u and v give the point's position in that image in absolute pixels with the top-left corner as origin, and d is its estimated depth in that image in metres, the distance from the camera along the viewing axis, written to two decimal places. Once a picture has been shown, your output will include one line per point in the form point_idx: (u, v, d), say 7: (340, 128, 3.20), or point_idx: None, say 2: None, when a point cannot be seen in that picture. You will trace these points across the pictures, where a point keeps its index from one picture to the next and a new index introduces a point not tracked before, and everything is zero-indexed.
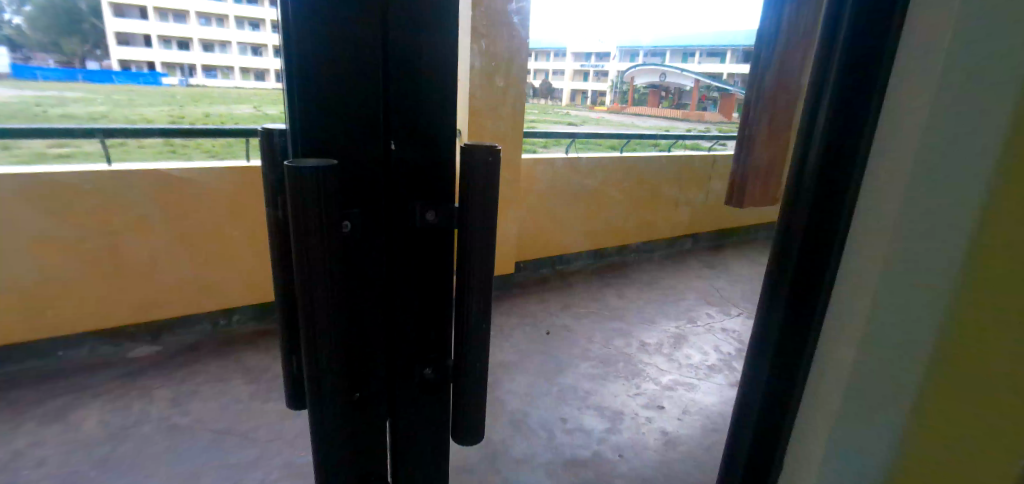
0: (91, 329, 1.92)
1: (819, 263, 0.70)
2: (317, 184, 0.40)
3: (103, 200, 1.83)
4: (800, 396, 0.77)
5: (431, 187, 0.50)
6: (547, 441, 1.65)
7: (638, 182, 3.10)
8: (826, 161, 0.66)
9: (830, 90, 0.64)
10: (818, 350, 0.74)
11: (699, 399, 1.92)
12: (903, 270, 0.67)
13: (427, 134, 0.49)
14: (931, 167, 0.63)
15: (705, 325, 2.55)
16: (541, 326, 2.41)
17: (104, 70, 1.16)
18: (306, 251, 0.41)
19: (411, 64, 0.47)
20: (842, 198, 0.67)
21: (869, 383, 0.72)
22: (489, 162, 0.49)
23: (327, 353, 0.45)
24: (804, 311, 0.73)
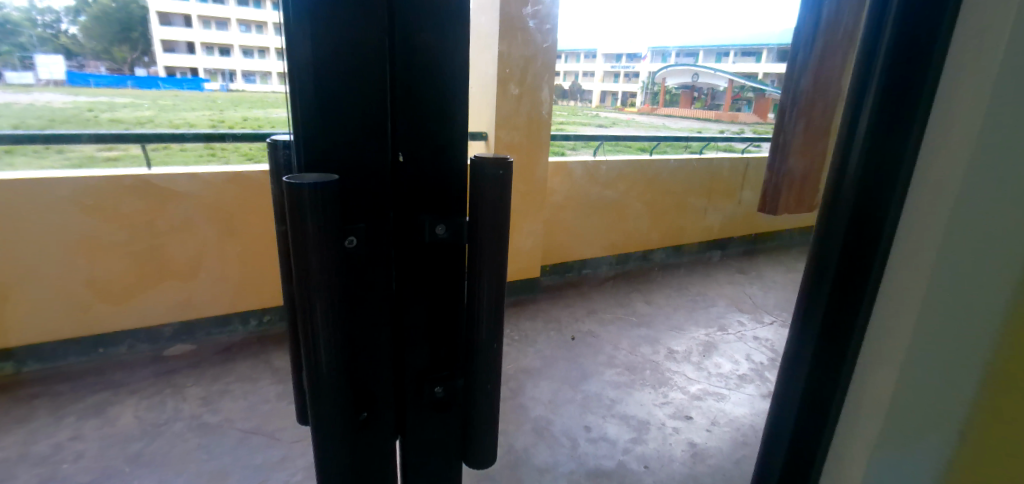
0: (129, 328, 1.99)
1: (858, 280, 0.66)
2: (315, 200, 0.39)
3: (146, 202, 1.89)
4: (833, 425, 0.73)
5: (444, 201, 0.50)
6: (570, 450, 1.62)
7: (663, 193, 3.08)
8: (866, 173, 0.62)
9: (873, 91, 0.60)
10: (853, 376, 0.70)
11: (729, 410, 1.86)
12: (946, 292, 0.63)
13: (443, 146, 0.49)
14: (977, 181, 0.59)
15: (736, 333, 2.48)
16: (566, 332, 2.38)
17: (151, 78, 1.21)
18: (305, 268, 0.41)
19: (427, 73, 0.46)
20: (885, 209, 0.63)
21: (910, 414, 0.68)
22: (500, 176, 0.47)
23: (328, 373, 0.44)
24: (842, 329, 0.69)
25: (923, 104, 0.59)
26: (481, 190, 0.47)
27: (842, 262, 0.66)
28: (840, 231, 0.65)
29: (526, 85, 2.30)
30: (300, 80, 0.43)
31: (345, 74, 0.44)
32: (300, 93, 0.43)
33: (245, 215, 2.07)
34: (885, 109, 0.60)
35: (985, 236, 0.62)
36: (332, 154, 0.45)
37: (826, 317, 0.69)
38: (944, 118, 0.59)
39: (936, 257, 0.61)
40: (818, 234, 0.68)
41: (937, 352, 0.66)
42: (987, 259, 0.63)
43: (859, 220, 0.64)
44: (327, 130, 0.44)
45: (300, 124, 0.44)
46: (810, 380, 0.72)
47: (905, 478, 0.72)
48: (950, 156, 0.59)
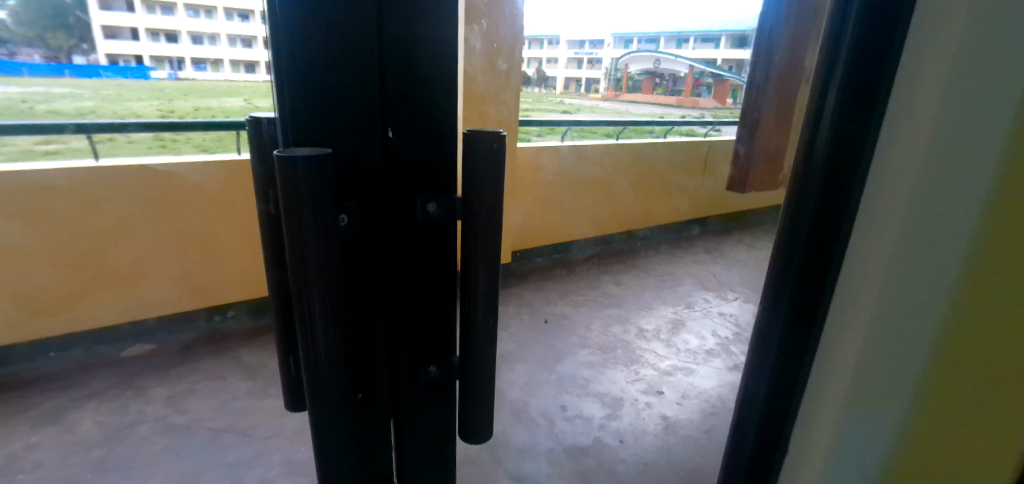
0: (72, 334, 1.88)
1: (826, 258, 0.66)
2: (310, 178, 0.38)
3: (80, 204, 1.78)
4: (800, 403, 0.74)
5: (433, 180, 0.49)
6: (548, 429, 1.65)
7: (648, 172, 3.17)
8: (834, 152, 0.61)
9: (841, 68, 0.58)
10: (818, 355, 0.71)
11: (698, 384, 1.92)
12: (907, 274, 0.63)
13: (430, 126, 0.47)
14: (939, 163, 0.58)
15: (702, 310, 2.56)
16: (539, 315, 2.40)
17: (92, 64, 1.03)
18: (300, 252, 0.40)
19: (410, 54, 0.45)
20: (849, 189, 0.62)
21: (874, 392, 0.69)
22: (494, 148, 0.46)
23: (326, 355, 0.43)
24: (810, 308, 0.69)
25: (887, 83, 0.58)
26: (474, 167, 0.47)
27: (808, 242, 0.66)
28: (809, 210, 0.65)
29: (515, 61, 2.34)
30: (289, 61, 0.42)
31: (329, 56, 0.43)
32: (285, 74, 0.43)
33: (204, 208, 2.00)
34: (852, 86, 0.59)
35: (951, 218, 0.61)
36: (319, 135, 0.45)
37: (796, 296, 0.69)
38: (909, 94, 0.58)
39: (896, 238, 0.61)
40: (785, 215, 0.67)
41: (897, 335, 0.67)
42: (948, 240, 0.62)
43: (826, 201, 0.64)
44: (314, 111, 0.44)
45: (288, 104, 0.44)
46: (778, 359, 0.73)
47: (864, 450, 0.73)
48: (913, 134, 0.58)
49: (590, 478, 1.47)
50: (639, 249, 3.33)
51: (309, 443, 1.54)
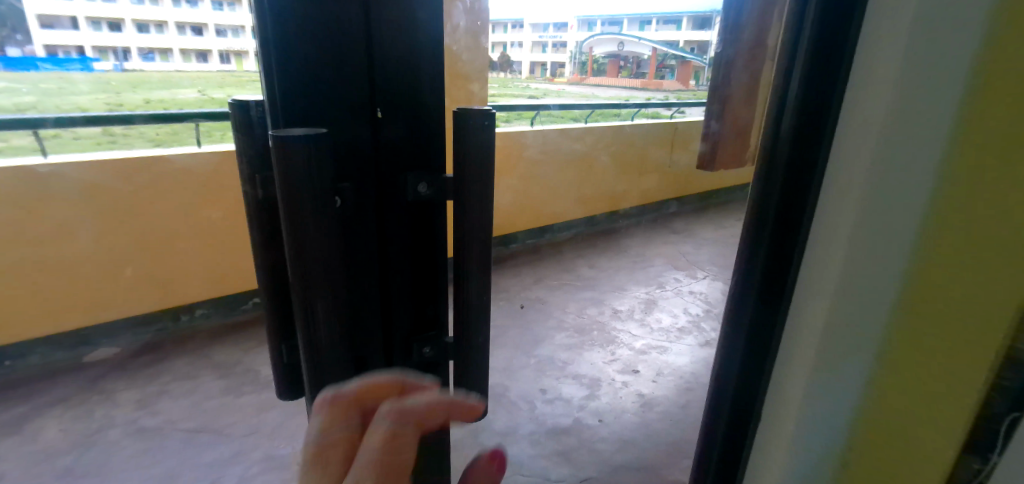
0: (20, 344, 1.79)
1: (795, 224, 0.68)
2: (307, 159, 0.39)
3: (15, 208, 1.68)
4: (772, 366, 0.76)
5: (422, 160, 0.49)
6: (529, 412, 1.67)
7: (629, 147, 3.23)
8: (802, 126, 0.63)
9: (807, 44, 0.60)
10: (789, 320, 0.73)
11: (672, 361, 1.98)
12: (869, 236, 0.65)
13: (416, 105, 0.47)
14: (899, 125, 0.60)
15: (673, 289, 2.62)
16: (515, 300, 2.42)
17: (28, 57, 0.94)
18: (298, 234, 0.41)
19: (391, 32, 0.45)
20: (816, 159, 0.64)
21: (839, 350, 0.72)
22: (484, 126, 0.46)
23: (325, 333, 0.44)
24: (779, 277, 0.71)
25: (848, 54, 0.59)
26: (462, 147, 0.46)
27: (779, 213, 0.68)
28: (778, 181, 0.67)
29: None
30: (273, 44, 0.42)
31: (311, 34, 0.42)
32: (270, 56, 0.42)
33: (165, 204, 1.93)
34: (816, 62, 0.60)
35: (902, 184, 0.65)
36: (307, 113, 0.44)
37: (767, 267, 0.71)
38: (868, 62, 0.59)
39: (858, 205, 0.63)
40: (758, 185, 0.70)
41: (862, 292, 0.69)
42: (900, 204, 0.66)
43: (793, 172, 0.66)
44: (300, 93, 0.43)
45: (274, 86, 0.43)
46: (752, 326, 0.75)
47: (828, 412, 0.77)
48: (869, 99, 0.59)
49: (572, 458, 1.50)
50: (622, 228, 3.45)
51: (288, 439, 1.52)
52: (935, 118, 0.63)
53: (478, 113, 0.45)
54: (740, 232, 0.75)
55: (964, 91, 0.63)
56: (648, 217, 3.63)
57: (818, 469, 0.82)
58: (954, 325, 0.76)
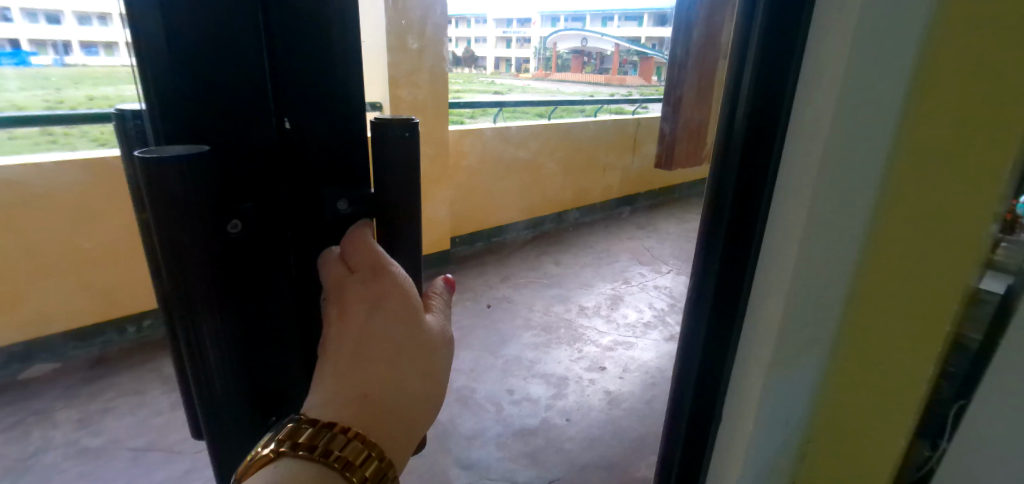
0: None
1: (747, 228, 0.68)
2: (183, 182, 0.36)
3: None
4: (731, 368, 0.76)
5: (346, 176, 0.46)
6: (496, 414, 1.65)
7: (578, 150, 3.27)
8: (753, 126, 0.63)
9: (756, 43, 0.59)
10: (746, 323, 0.73)
11: (638, 356, 1.99)
12: (817, 238, 0.65)
13: (338, 116, 0.45)
14: (844, 130, 0.60)
15: (638, 284, 2.64)
16: (482, 300, 2.40)
17: None
18: (179, 267, 0.38)
19: (317, 38, 0.42)
20: (766, 165, 0.64)
21: (794, 350, 0.72)
22: (406, 138, 0.46)
23: (216, 360, 0.43)
24: (732, 279, 0.71)
25: (795, 58, 0.59)
26: (381, 157, 0.46)
27: (733, 215, 0.68)
28: (731, 184, 0.66)
29: (426, 39, 2.27)
30: (151, 52, 0.37)
31: (213, 41, 0.39)
32: (150, 64, 0.38)
33: (108, 211, 1.83)
34: (766, 60, 0.60)
35: (850, 185, 0.65)
36: (206, 127, 0.40)
37: (721, 269, 0.71)
38: (816, 65, 0.58)
39: (810, 207, 0.62)
40: (711, 186, 0.69)
41: (812, 294, 0.69)
42: (850, 203, 0.67)
43: (745, 175, 0.65)
44: (201, 104, 0.40)
45: (158, 96, 0.39)
46: (709, 329, 0.75)
47: (784, 409, 0.77)
48: (816, 105, 0.59)
49: (539, 459, 1.49)
50: (581, 226, 3.44)
51: None
52: (879, 120, 0.64)
53: (396, 123, 0.45)
54: (696, 232, 0.74)
55: (904, 98, 0.65)
56: (602, 215, 3.62)
57: (775, 467, 0.82)
58: (904, 315, 0.77)
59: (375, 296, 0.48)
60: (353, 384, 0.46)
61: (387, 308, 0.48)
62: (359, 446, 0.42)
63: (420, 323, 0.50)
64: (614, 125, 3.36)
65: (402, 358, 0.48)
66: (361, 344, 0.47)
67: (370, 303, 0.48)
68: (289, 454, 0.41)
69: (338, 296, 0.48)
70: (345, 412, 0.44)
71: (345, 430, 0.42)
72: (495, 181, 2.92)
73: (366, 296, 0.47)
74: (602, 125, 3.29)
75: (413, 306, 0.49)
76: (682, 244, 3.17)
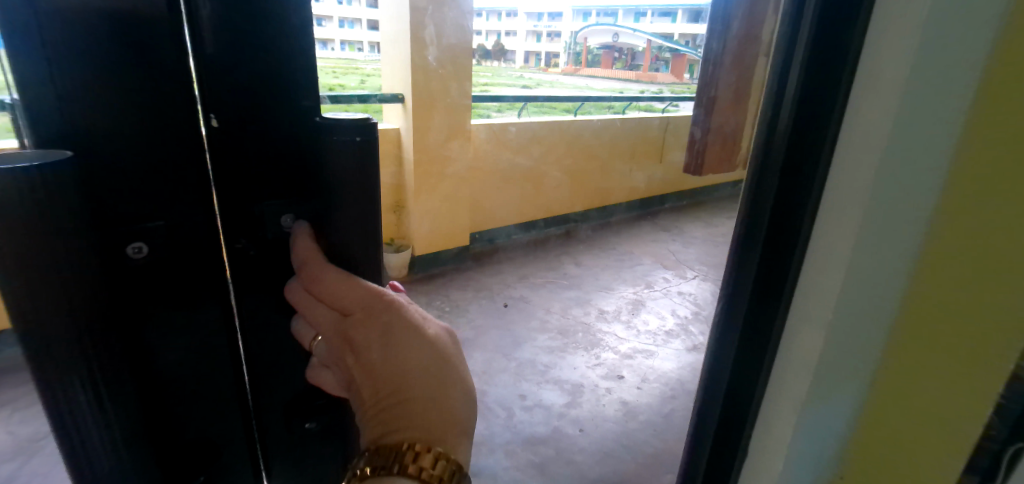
0: None
1: (786, 245, 0.60)
2: (23, 205, 0.30)
3: None
4: (759, 399, 0.68)
5: (285, 191, 0.43)
6: (506, 420, 1.60)
7: (591, 156, 3.16)
8: (793, 144, 0.56)
9: (803, 50, 0.52)
10: (779, 351, 0.65)
11: (658, 366, 1.91)
12: (864, 266, 0.58)
13: (284, 123, 0.42)
14: (903, 141, 0.53)
15: (662, 290, 2.55)
16: (498, 299, 2.36)
17: None
18: (34, 308, 0.32)
19: (259, 39, 0.39)
20: (808, 177, 0.56)
21: (831, 382, 0.65)
22: (357, 145, 0.41)
23: (86, 414, 0.36)
24: (765, 315, 0.64)
25: (848, 69, 0.51)
26: (333, 165, 0.41)
27: (766, 244, 0.60)
28: (769, 196, 0.58)
29: (423, 26, 2.15)
30: (46, 48, 0.32)
31: (136, 35, 0.34)
32: (35, 58, 0.32)
33: None
34: (813, 70, 0.52)
35: (905, 203, 0.58)
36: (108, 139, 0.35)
37: (751, 302, 0.64)
38: (874, 74, 0.50)
39: (857, 235, 0.55)
40: (749, 194, 0.61)
41: (854, 323, 0.62)
42: (904, 224, 0.59)
43: (781, 200, 0.58)
44: (110, 105, 0.35)
45: (57, 104, 0.33)
46: (737, 366, 0.67)
47: (815, 446, 0.70)
48: (868, 120, 0.52)
49: (548, 470, 1.43)
50: (605, 225, 3.38)
51: None
52: (940, 130, 0.57)
53: (344, 126, 0.40)
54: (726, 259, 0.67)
55: (967, 110, 0.59)
56: (620, 215, 3.51)
57: None
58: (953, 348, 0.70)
59: (379, 328, 0.43)
60: (402, 415, 0.42)
61: (398, 331, 0.43)
62: (432, 453, 0.39)
63: (429, 330, 0.45)
64: (643, 124, 3.28)
65: (434, 369, 0.44)
66: (389, 373, 0.43)
67: (378, 336, 0.42)
68: (369, 477, 0.40)
69: (343, 346, 0.43)
70: (405, 432, 0.41)
71: (412, 445, 0.40)
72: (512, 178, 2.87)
73: (371, 332, 0.42)
74: (630, 122, 3.22)
75: (416, 316, 0.45)
76: (708, 249, 3.08)
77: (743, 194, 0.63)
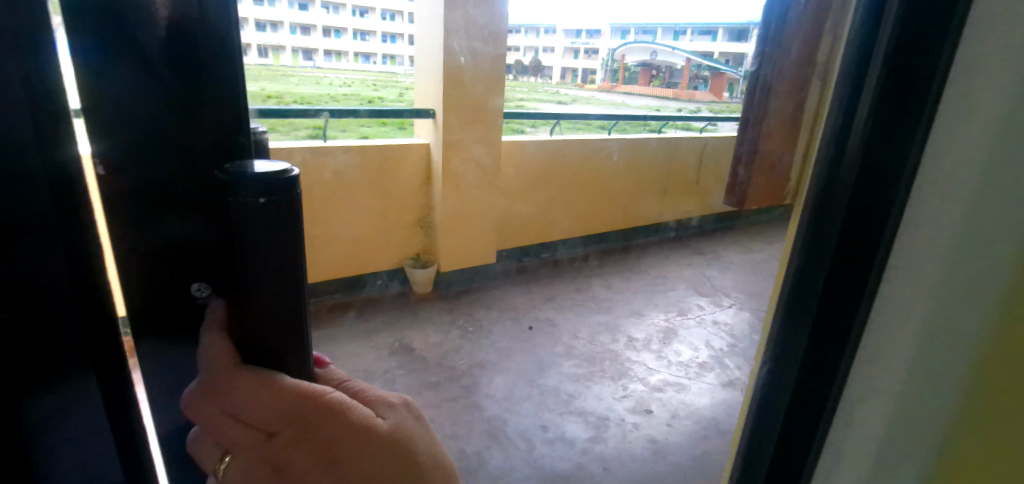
0: None
1: (856, 283, 0.53)
2: None
3: None
4: (815, 461, 0.60)
5: (169, 241, 0.37)
6: (526, 453, 1.52)
7: (629, 172, 3.08)
8: (865, 173, 0.49)
9: (881, 64, 0.46)
10: (842, 403, 0.58)
11: (691, 401, 1.80)
12: (944, 302, 0.53)
13: (184, 160, 0.36)
14: (996, 161, 0.49)
15: (695, 318, 2.43)
16: (523, 321, 2.28)
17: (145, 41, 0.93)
18: None
19: (207, 73, 0.36)
20: (885, 208, 0.50)
21: (904, 435, 0.58)
22: (263, 206, 0.33)
23: None
24: (827, 367, 0.56)
25: (932, 88, 0.46)
26: (244, 230, 0.33)
27: (828, 286, 0.53)
28: (835, 229, 0.51)
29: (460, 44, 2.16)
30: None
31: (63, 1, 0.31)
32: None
33: None
34: (892, 87, 0.46)
35: (989, 238, 0.51)
36: None
37: (809, 353, 0.56)
38: (962, 92, 0.47)
39: (939, 262, 0.52)
40: (806, 227, 0.54)
41: (926, 370, 0.56)
42: (986, 265, 0.52)
43: (849, 235, 0.51)
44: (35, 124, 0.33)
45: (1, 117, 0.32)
46: (788, 425, 0.59)
47: None
48: (960, 143, 0.48)
49: None
50: (637, 247, 3.27)
51: None
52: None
53: (251, 188, 0.32)
54: (773, 302, 0.60)
55: None
56: (654, 238, 3.40)
57: None
58: None
59: (315, 443, 0.36)
60: None
61: (340, 439, 0.37)
62: None
63: (378, 425, 0.39)
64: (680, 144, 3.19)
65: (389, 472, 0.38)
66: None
67: (317, 453, 0.36)
68: None
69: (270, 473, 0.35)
70: None
71: None
72: (534, 210, 2.81)
73: (308, 450, 0.36)
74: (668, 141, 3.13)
75: (359, 414, 0.38)
76: (746, 276, 2.93)
77: (795, 226, 0.56)
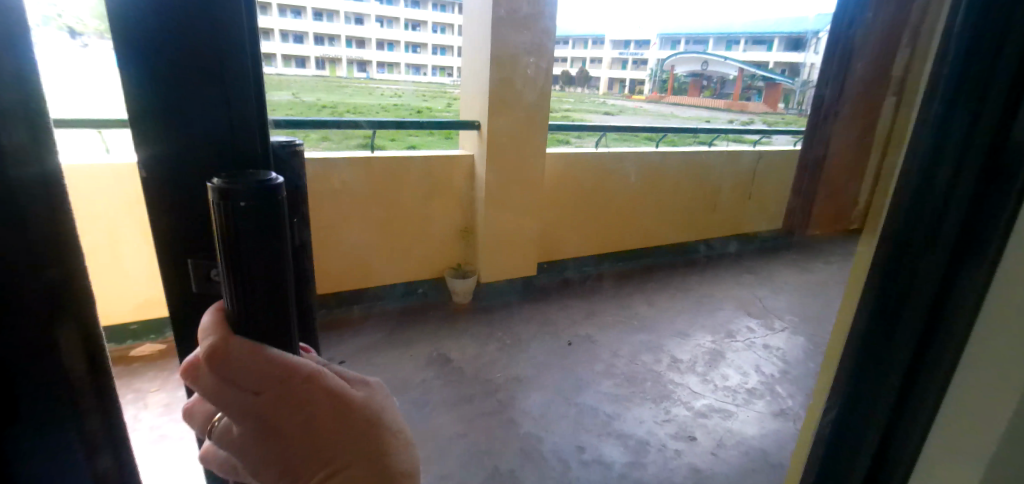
0: None
1: (955, 297, 0.52)
2: None
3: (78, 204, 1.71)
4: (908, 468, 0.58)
5: (183, 223, 0.44)
6: (561, 474, 1.47)
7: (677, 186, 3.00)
8: (974, 185, 0.49)
9: (972, 82, 0.48)
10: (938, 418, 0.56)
11: (738, 430, 1.70)
12: None
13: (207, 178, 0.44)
14: None
15: (744, 341, 2.31)
16: (562, 337, 2.24)
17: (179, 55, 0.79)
18: None
19: (239, 120, 0.44)
20: (992, 221, 0.49)
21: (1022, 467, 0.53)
22: (243, 209, 0.35)
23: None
24: (921, 380, 0.55)
25: None
26: (232, 227, 0.36)
27: (927, 297, 0.53)
28: (928, 240, 0.52)
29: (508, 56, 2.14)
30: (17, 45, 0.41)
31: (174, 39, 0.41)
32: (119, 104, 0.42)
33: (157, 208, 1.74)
34: (993, 103, 0.47)
35: None
36: None
37: (899, 364, 0.56)
38: None
39: None
40: (892, 239, 0.55)
41: None
42: None
43: (954, 248, 0.51)
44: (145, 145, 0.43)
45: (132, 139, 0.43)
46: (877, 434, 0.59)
47: None
48: None
49: None
50: (682, 264, 3.17)
51: None
52: None
53: (240, 190, 0.35)
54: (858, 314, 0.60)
55: None
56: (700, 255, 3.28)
57: None
58: None
59: (298, 407, 0.39)
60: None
61: (320, 405, 0.40)
62: None
63: (354, 396, 0.43)
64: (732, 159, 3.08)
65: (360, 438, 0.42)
66: (313, 445, 0.40)
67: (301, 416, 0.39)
68: None
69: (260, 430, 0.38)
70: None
71: None
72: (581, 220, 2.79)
73: (294, 414, 0.39)
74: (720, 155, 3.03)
75: (336, 385, 0.42)
76: (801, 298, 2.78)
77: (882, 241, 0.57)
